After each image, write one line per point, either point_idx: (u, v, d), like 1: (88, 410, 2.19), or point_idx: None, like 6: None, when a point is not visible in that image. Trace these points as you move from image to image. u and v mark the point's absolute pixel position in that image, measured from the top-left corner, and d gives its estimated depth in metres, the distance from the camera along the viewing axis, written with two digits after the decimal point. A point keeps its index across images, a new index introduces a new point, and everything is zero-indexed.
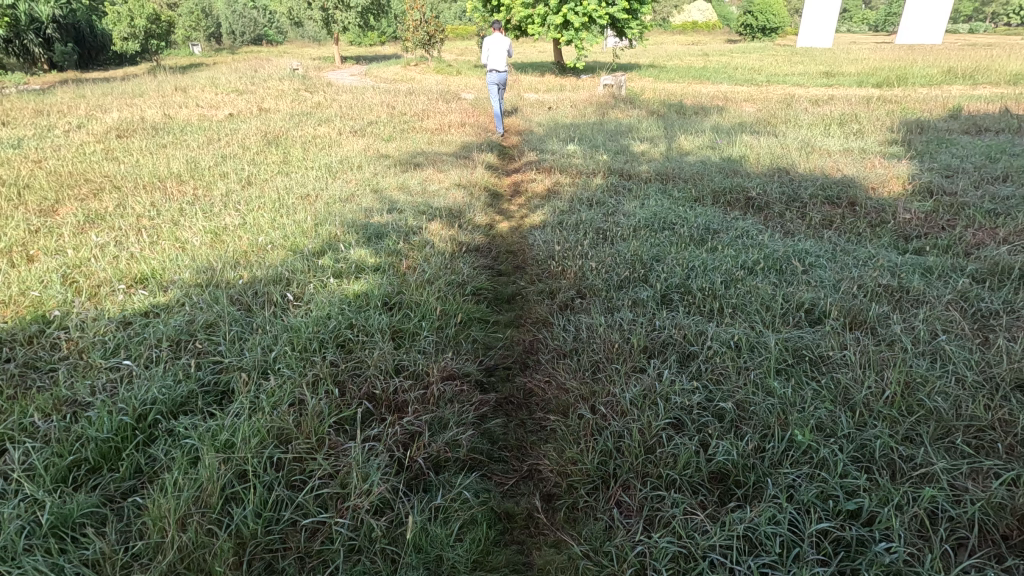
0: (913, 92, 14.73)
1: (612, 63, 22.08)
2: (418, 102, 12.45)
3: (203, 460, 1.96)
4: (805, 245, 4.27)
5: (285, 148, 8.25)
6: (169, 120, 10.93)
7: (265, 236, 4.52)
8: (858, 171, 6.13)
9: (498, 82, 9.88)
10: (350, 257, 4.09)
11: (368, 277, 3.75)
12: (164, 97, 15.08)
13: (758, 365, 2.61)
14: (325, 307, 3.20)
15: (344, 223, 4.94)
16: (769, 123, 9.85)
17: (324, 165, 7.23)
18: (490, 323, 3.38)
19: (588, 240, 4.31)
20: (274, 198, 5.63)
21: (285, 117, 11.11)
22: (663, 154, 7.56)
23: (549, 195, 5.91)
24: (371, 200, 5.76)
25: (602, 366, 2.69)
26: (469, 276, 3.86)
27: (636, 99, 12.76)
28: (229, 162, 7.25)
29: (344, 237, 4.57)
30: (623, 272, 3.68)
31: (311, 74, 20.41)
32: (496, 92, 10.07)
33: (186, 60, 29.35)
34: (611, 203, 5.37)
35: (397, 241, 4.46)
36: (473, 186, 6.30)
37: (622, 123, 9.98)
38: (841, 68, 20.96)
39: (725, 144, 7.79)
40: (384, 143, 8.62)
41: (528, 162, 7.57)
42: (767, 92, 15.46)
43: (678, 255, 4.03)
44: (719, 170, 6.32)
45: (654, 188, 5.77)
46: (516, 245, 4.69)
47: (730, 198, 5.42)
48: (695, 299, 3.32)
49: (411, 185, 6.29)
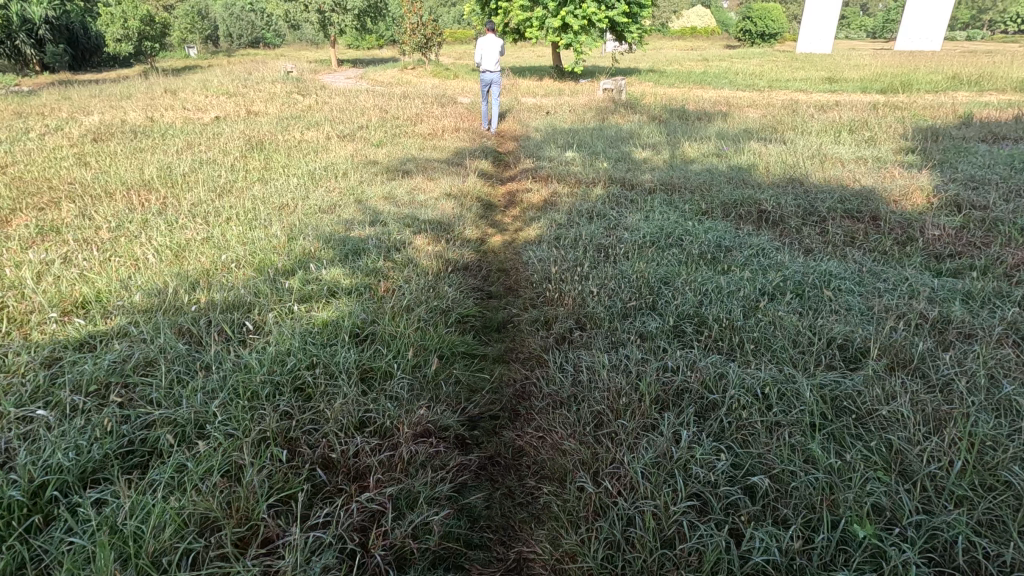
0: (918, 98, 14.37)
1: (611, 67, 21.77)
2: (411, 106, 12.04)
3: (97, 562, 1.52)
4: (828, 265, 3.87)
5: (269, 153, 7.82)
6: (152, 123, 10.49)
7: (230, 253, 4.09)
8: (876, 182, 5.74)
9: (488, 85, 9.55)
10: (321, 279, 3.66)
11: (340, 302, 3.32)
12: (153, 99, 14.69)
13: (793, 419, 2.19)
14: (285, 342, 2.77)
15: (320, 237, 4.52)
16: (775, 130, 9.44)
17: (308, 172, 6.82)
18: (477, 359, 2.95)
19: (588, 258, 3.90)
20: (248, 209, 5.20)
21: (272, 121, 10.68)
22: (667, 162, 7.15)
23: (545, 206, 5.50)
24: (353, 211, 5.34)
25: (605, 419, 2.27)
26: (455, 300, 3.44)
27: (637, 104, 12.38)
28: (207, 168, 6.82)
29: (319, 255, 4.15)
30: (629, 299, 3.26)
31: (306, 77, 19.99)
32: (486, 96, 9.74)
33: (181, 63, 28.90)
34: (612, 216, 4.96)
35: (377, 258, 4.04)
36: (465, 195, 5.88)
37: (623, 129, 9.57)
38: (844, 73, 20.65)
39: (732, 152, 7.39)
40: (374, 149, 8.21)
41: (524, 170, 7.15)
42: (769, 98, 15.10)
43: (689, 277, 3.62)
44: (728, 180, 5.93)
45: (659, 200, 5.36)
46: (508, 263, 4.27)
47: (740, 211, 5.02)
48: (712, 331, 2.90)
49: (398, 195, 5.87)
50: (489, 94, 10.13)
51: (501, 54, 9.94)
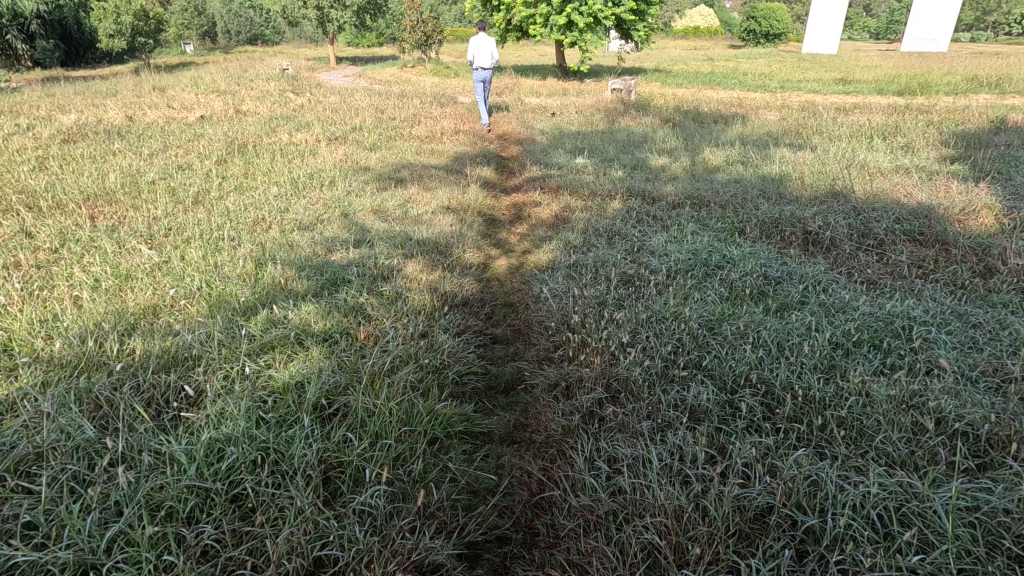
0: (938, 101, 13.68)
1: (616, 67, 21.07)
2: (408, 106, 11.35)
3: None
4: (903, 303, 3.20)
5: (251, 158, 7.14)
6: (130, 123, 9.78)
7: (184, 285, 3.41)
8: (929, 196, 5.07)
9: (481, 79, 9.11)
10: (288, 320, 3.00)
11: (309, 357, 2.66)
12: (138, 96, 13.99)
13: (933, 571, 1.54)
14: (227, 424, 2.11)
15: (295, 262, 3.84)
16: (799, 135, 8.75)
17: (291, 179, 6.14)
18: (480, 440, 2.30)
19: (614, 294, 3.23)
20: (215, 226, 4.52)
21: (259, 122, 9.98)
22: (688, 172, 6.47)
23: (557, 223, 4.82)
24: (337, 228, 4.67)
25: (661, 564, 1.62)
26: (453, 350, 2.78)
27: (647, 105, 11.71)
28: (179, 176, 6.13)
29: (290, 286, 3.47)
30: (669, 354, 2.61)
31: (301, 76, 19.27)
32: (478, 90, 9.28)
33: (176, 60, 28.06)
34: (635, 237, 4.29)
35: (358, 291, 3.36)
36: (466, 209, 5.22)
37: (635, 133, 8.89)
38: (857, 74, 19.97)
39: (759, 160, 6.71)
40: (366, 153, 7.55)
41: (531, 179, 6.47)
42: (783, 99, 14.40)
43: (740, 319, 2.96)
44: (761, 192, 5.27)
45: (685, 218, 4.70)
46: (516, 297, 3.60)
47: (781, 233, 4.36)
48: (784, 408, 2.24)
49: (390, 208, 5.19)
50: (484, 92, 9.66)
51: (495, 63, 9.68)
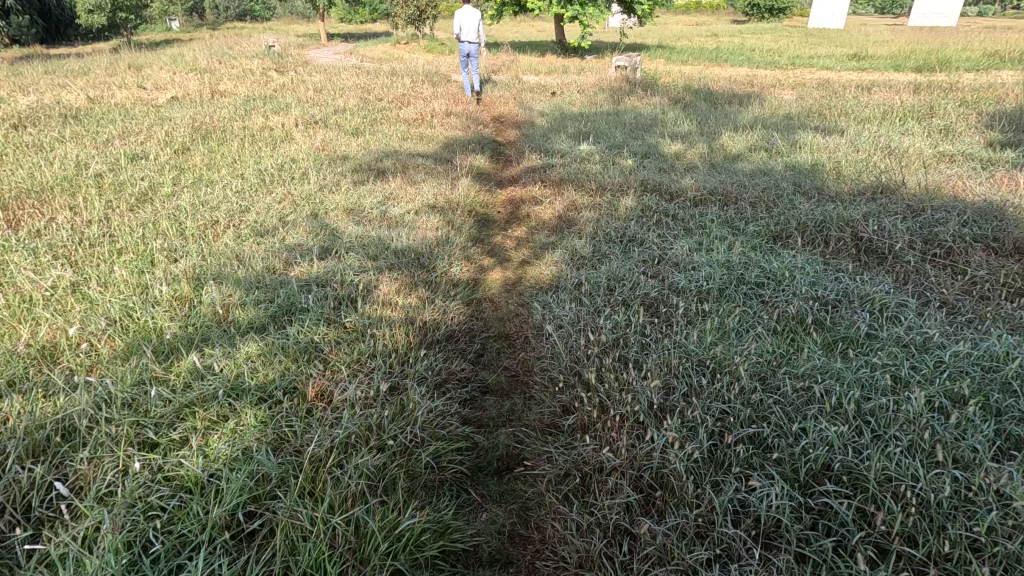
0: (961, 78, 12.82)
1: (619, 42, 20.08)
2: (396, 86, 10.50)
3: None
4: (999, 336, 2.56)
5: (218, 145, 6.39)
6: (93, 106, 8.97)
7: (96, 316, 2.72)
8: (990, 189, 4.38)
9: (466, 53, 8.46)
10: (219, 370, 2.33)
11: (237, 434, 2.01)
12: (111, 76, 13.11)
13: None
14: (92, 561, 1.46)
15: (243, 281, 3.14)
16: (822, 116, 8.00)
17: (258, 171, 5.41)
18: (462, 565, 1.66)
19: (637, 331, 2.58)
20: (157, 233, 3.82)
21: (234, 104, 9.16)
22: (707, 161, 5.74)
23: (560, 225, 4.14)
24: (304, 234, 3.97)
25: None
26: (432, 415, 2.13)
27: (654, 83, 10.90)
28: (130, 168, 5.39)
29: (231, 315, 2.79)
30: (716, 429, 1.98)
31: (286, 52, 18.27)
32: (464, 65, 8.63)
33: (160, 36, 26.85)
34: (654, 247, 3.62)
35: (313, 324, 2.69)
36: (455, 207, 4.51)
37: (643, 115, 8.12)
38: (871, 50, 19.03)
39: (785, 147, 5.98)
40: (346, 139, 6.80)
41: (529, 169, 5.75)
42: (798, 77, 13.55)
43: (801, 367, 2.32)
44: (795, 186, 4.57)
45: (711, 220, 4.02)
46: (513, 326, 2.93)
47: (826, 238, 3.69)
48: (888, 522, 1.61)
49: (367, 207, 4.48)
50: (469, 67, 9.04)
51: (481, 34, 8.96)
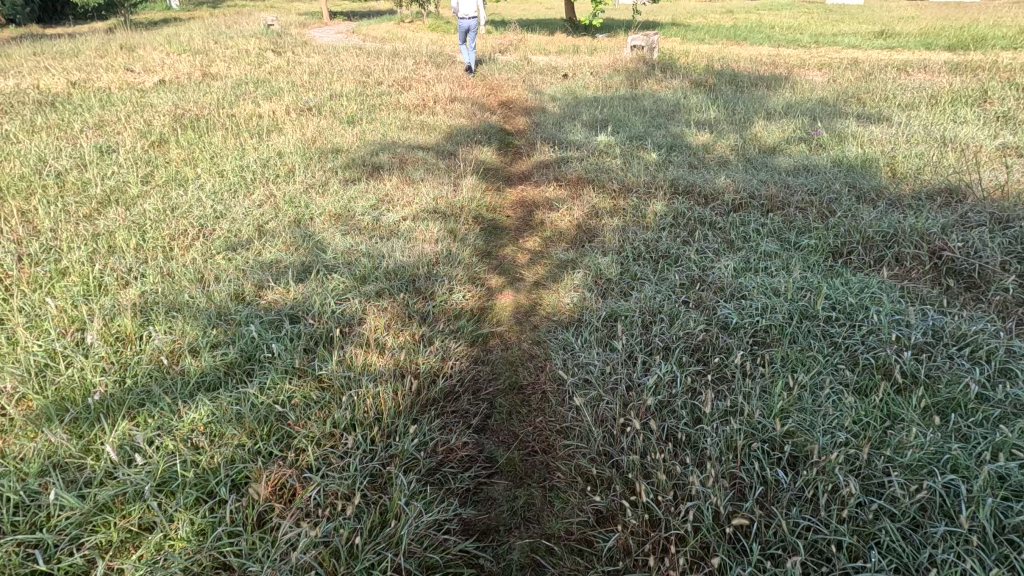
0: (1001, 56, 11.94)
1: (632, 20, 19.15)
2: (398, 68, 9.85)
3: None
4: None
5: (200, 136, 5.82)
6: (74, 90, 8.39)
7: (11, 364, 2.18)
8: None
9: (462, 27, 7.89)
10: (151, 454, 1.79)
11: (162, 563, 1.48)
12: (101, 57, 12.51)
13: None
14: None
15: (203, 313, 2.60)
16: (861, 101, 7.31)
17: (239, 167, 4.85)
18: None
19: (685, 395, 2.05)
20: (114, 249, 3.29)
21: (224, 88, 8.56)
22: (742, 155, 5.12)
23: (579, 236, 3.58)
24: (284, 248, 3.42)
25: None
26: (426, 529, 1.63)
27: (672, 64, 10.18)
28: (99, 164, 4.85)
29: (180, 364, 2.25)
30: (812, 564, 1.46)
31: (286, 31, 17.57)
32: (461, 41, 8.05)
33: (159, 14, 26.19)
34: (693, 267, 3.06)
35: (280, 379, 2.16)
36: (458, 212, 3.95)
37: (664, 100, 7.47)
38: (897, 27, 18.04)
39: (828, 138, 5.34)
40: (341, 128, 6.22)
41: (542, 164, 5.16)
42: (824, 57, 12.73)
43: (906, 454, 1.78)
44: (849, 187, 3.97)
45: (757, 231, 3.45)
46: (528, 376, 2.40)
47: (898, 255, 3.10)
48: None
49: (358, 213, 3.92)
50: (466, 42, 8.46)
51: (479, 8, 8.34)
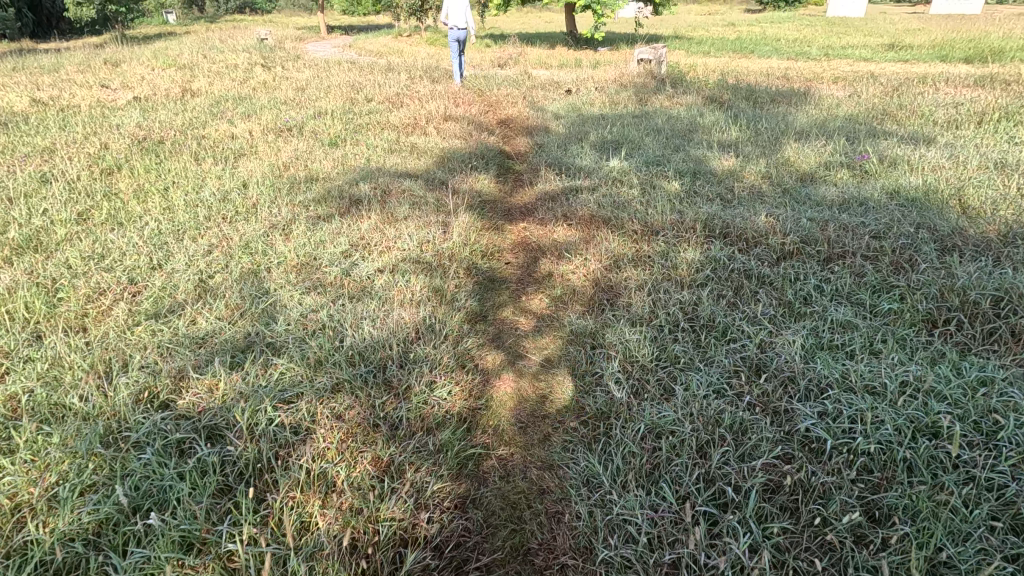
0: None
1: (634, 33, 18.65)
2: (389, 83, 9.20)
3: None
4: None
5: (159, 163, 5.13)
6: (37, 109, 7.71)
7: None
8: None
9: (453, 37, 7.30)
10: None
11: None
12: (81, 72, 11.89)
13: None
14: None
15: (84, 426, 1.86)
16: (895, 119, 6.62)
17: (195, 201, 4.15)
18: None
19: None
20: (5, 321, 2.57)
21: (201, 105, 7.90)
22: (777, 184, 4.43)
23: (597, 298, 2.87)
24: (225, 313, 2.70)
25: None
26: None
27: (682, 79, 9.56)
28: (30, 199, 4.14)
29: (24, 529, 1.52)
30: None
31: (278, 45, 17.00)
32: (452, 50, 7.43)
33: (155, 28, 25.88)
34: (750, 344, 2.34)
35: (166, 560, 1.44)
36: (448, 262, 3.26)
37: (678, 117, 6.82)
38: (908, 39, 17.48)
39: (874, 163, 4.65)
40: (319, 151, 5.54)
41: (546, 195, 4.48)
42: (838, 69, 12.13)
43: None
44: (921, 229, 3.26)
45: (820, 290, 2.74)
46: (540, 534, 1.72)
47: (1014, 328, 2.38)
48: None
49: (325, 263, 3.20)
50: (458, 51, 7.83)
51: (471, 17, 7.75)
